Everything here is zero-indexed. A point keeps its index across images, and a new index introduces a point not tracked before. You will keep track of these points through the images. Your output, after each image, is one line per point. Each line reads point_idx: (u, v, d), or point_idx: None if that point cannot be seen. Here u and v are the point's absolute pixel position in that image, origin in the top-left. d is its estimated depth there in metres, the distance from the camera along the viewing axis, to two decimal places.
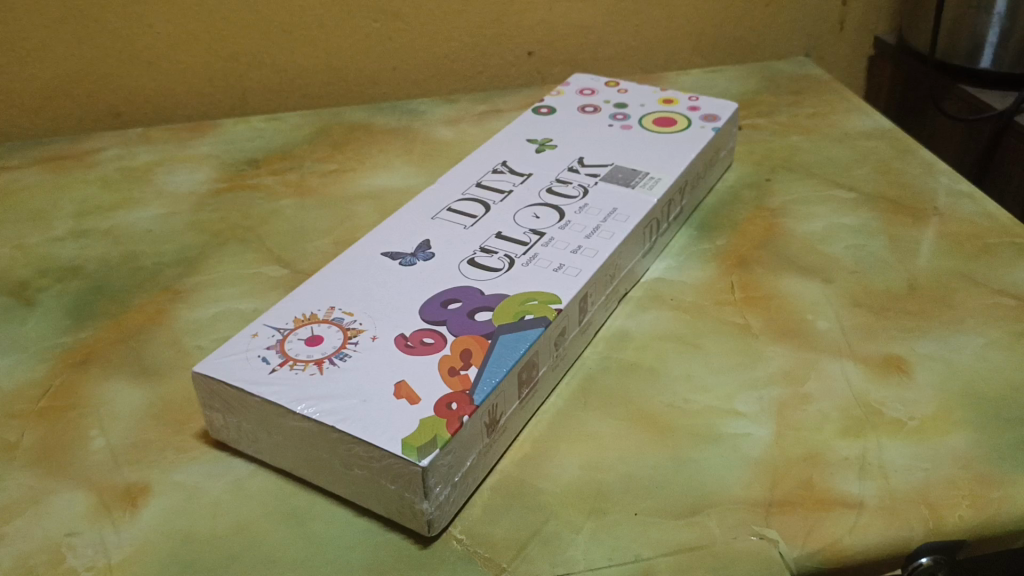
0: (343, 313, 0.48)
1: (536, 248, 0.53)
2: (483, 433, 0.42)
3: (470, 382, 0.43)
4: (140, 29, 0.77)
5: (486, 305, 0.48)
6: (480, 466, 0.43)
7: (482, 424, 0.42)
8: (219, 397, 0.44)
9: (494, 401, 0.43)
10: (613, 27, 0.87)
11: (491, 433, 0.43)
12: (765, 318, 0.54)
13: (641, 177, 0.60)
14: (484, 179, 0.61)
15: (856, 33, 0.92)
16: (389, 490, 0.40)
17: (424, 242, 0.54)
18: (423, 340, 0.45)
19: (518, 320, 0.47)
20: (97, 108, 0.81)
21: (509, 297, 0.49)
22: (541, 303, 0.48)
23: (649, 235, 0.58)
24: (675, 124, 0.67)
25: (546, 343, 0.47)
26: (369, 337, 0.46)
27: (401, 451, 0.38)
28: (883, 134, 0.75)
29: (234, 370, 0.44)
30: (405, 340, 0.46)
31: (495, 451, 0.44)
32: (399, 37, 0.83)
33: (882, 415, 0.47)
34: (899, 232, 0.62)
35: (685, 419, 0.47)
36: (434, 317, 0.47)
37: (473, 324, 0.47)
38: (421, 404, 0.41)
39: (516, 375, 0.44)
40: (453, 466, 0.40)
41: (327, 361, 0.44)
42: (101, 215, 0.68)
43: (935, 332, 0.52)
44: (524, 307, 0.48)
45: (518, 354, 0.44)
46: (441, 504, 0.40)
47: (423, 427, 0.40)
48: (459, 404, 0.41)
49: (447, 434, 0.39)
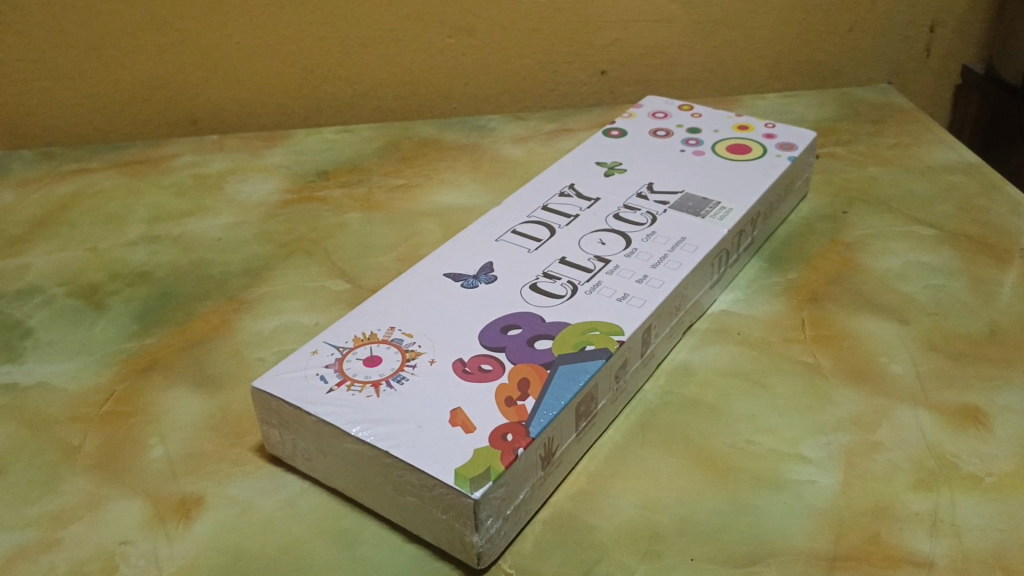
0: (402, 333, 0.48)
1: (600, 276, 0.52)
2: (538, 466, 0.42)
3: (527, 413, 0.42)
4: (219, 40, 0.79)
5: (547, 333, 0.47)
6: (533, 499, 0.42)
7: (538, 456, 0.41)
8: (276, 414, 0.44)
9: (551, 433, 0.42)
10: (690, 49, 0.85)
11: (547, 465, 0.42)
12: (837, 359, 0.52)
13: (712, 206, 0.58)
14: (551, 202, 0.60)
15: (943, 61, 0.89)
16: (440, 519, 0.40)
17: (487, 264, 0.54)
18: (481, 366, 0.45)
19: (579, 350, 0.46)
20: (175, 115, 0.83)
21: (571, 325, 0.48)
22: (603, 334, 0.47)
23: (718, 266, 0.56)
24: (749, 152, 0.65)
25: (606, 375, 0.46)
26: (428, 360, 0.46)
27: (453, 482, 0.38)
28: (968, 168, 0.72)
29: (292, 388, 0.44)
30: (463, 366, 0.45)
31: (550, 484, 0.43)
32: (472, 54, 0.83)
33: (957, 469, 0.44)
34: (982, 273, 0.59)
35: (748, 461, 0.45)
36: (494, 343, 0.47)
37: (532, 352, 0.46)
38: (476, 433, 0.40)
39: (574, 408, 0.43)
40: (506, 499, 0.40)
41: (384, 383, 0.44)
42: (173, 221, 0.69)
43: (1018, 383, 0.50)
44: (586, 337, 0.47)
45: (577, 387, 0.43)
46: (491, 537, 0.39)
47: (477, 457, 0.39)
48: (515, 436, 0.40)
49: (500, 467, 0.39)
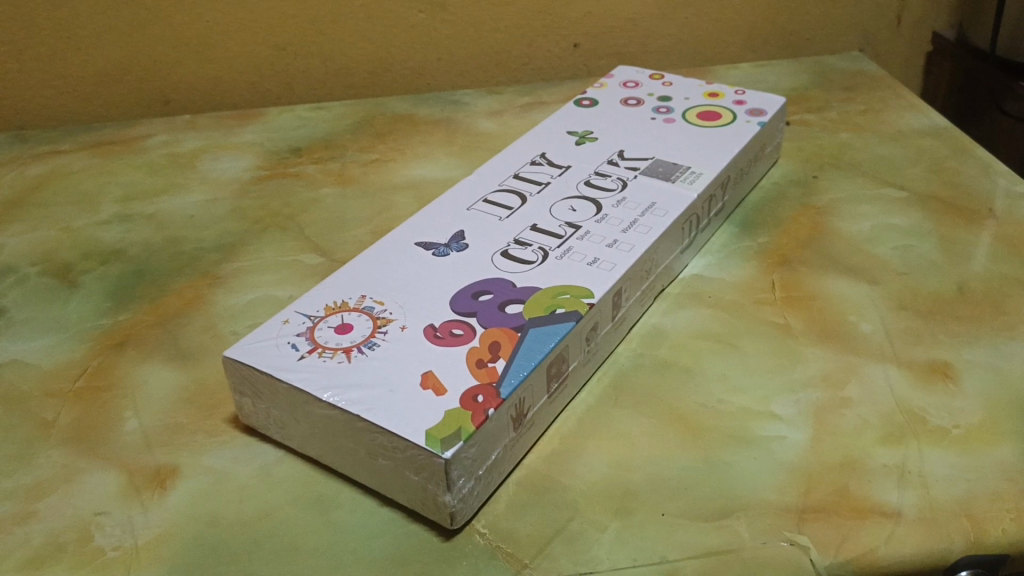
0: (374, 301, 0.48)
1: (571, 242, 0.52)
2: (509, 427, 0.42)
3: (497, 375, 0.42)
4: (190, 19, 0.78)
5: (518, 297, 0.47)
6: (506, 460, 0.43)
7: (509, 417, 0.42)
8: (248, 383, 0.44)
9: (522, 394, 0.42)
10: (662, 20, 0.85)
11: (518, 427, 0.43)
12: (807, 319, 0.52)
13: (682, 171, 0.59)
14: (522, 171, 0.61)
15: (914, 28, 0.89)
16: (412, 481, 0.40)
17: (458, 233, 0.54)
18: (452, 331, 0.45)
19: (549, 313, 0.46)
20: (147, 95, 0.82)
21: (542, 290, 0.48)
22: (573, 298, 0.47)
23: (689, 231, 0.56)
24: (720, 118, 0.65)
25: (577, 338, 0.46)
26: (399, 326, 0.46)
27: (424, 443, 0.38)
28: (939, 133, 0.72)
29: (264, 356, 0.44)
30: (434, 331, 0.45)
31: (522, 446, 0.44)
32: (444, 28, 0.82)
33: (926, 422, 0.45)
34: (951, 234, 0.59)
35: (719, 420, 0.46)
36: (465, 309, 0.47)
37: (503, 316, 0.46)
38: (447, 396, 0.41)
39: (544, 369, 0.44)
40: (478, 459, 0.40)
41: (355, 349, 0.44)
42: (146, 200, 0.69)
43: (985, 339, 0.50)
44: (556, 300, 0.47)
45: (547, 349, 0.44)
46: (464, 497, 0.40)
47: (448, 418, 0.39)
48: (486, 397, 0.41)
49: (471, 427, 0.39)
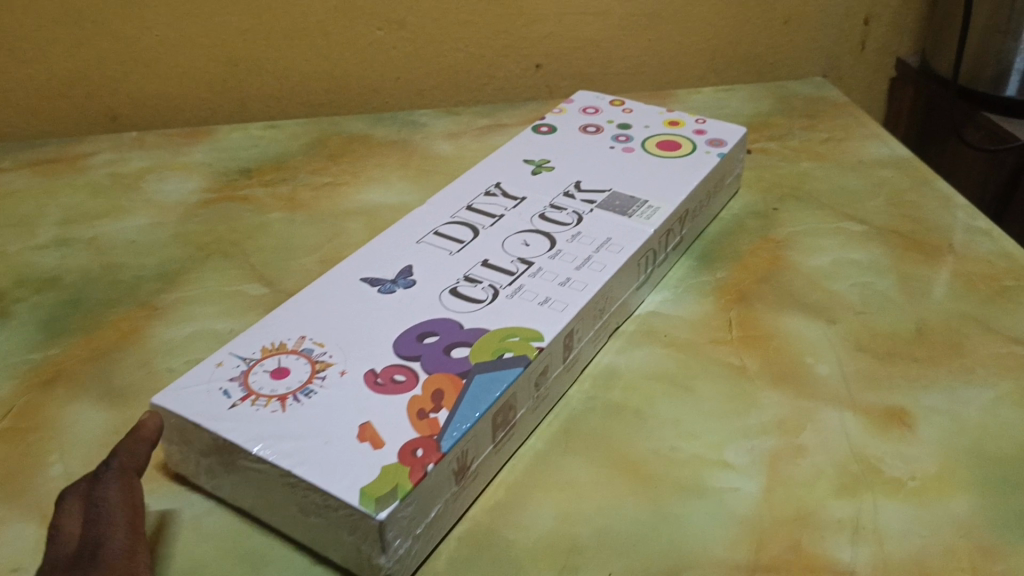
0: (313, 343, 0.46)
1: (522, 279, 0.50)
2: (451, 480, 0.40)
3: (439, 426, 0.40)
4: (138, 33, 0.75)
5: (464, 340, 0.46)
6: (448, 515, 0.41)
7: (450, 471, 0.40)
8: (176, 431, 0.42)
9: (465, 446, 0.40)
10: (625, 41, 0.84)
11: (461, 479, 0.41)
12: (763, 360, 0.51)
13: (639, 205, 0.57)
14: (475, 202, 0.59)
15: (877, 54, 0.89)
16: (345, 539, 0.38)
17: (406, 268, 0.52)
18: (394, 377, 0.43)
19: (496, 358, 0.44)
20: (94, 111, 0.79)
21: (490, 332, 0.46)
22: (522, 341, 0.45)
23: (645, 266, 0.55)
24: (679, 148, 0.64)
25: (525, 385, 0.44)
26: (338, 371, 0.44)
27: (358, 503, 0.36)
28: (900, 163, 0.71)
29: (193, 403, 0.41)
30: (375, 377, 0.43)
31: (465, 498, 0.42)
32: (403, 46, 0.81)
33: (880, 473, 0.44)
34: (911, 270, 0.59)
35: (671, 469, 0.44)
36: (408, 352, 0.45)
37: (448, 362, 0.44)
38: (385, 449, 0.39)
39: (489, 419, 0.42)
40: (416, 517, 0.38)
41: (291, 396, 0.42)
42: (86, 223, 0.66)
43: (943, 383, 0.49)
44: (504, 344, 0.45)
45: (492, 398, 0.42)
46: (400, 557, 0.38)
47: (384, 475, 0.37)
48: (425, 450, 0.39)
49: (409, 485, 0.37)
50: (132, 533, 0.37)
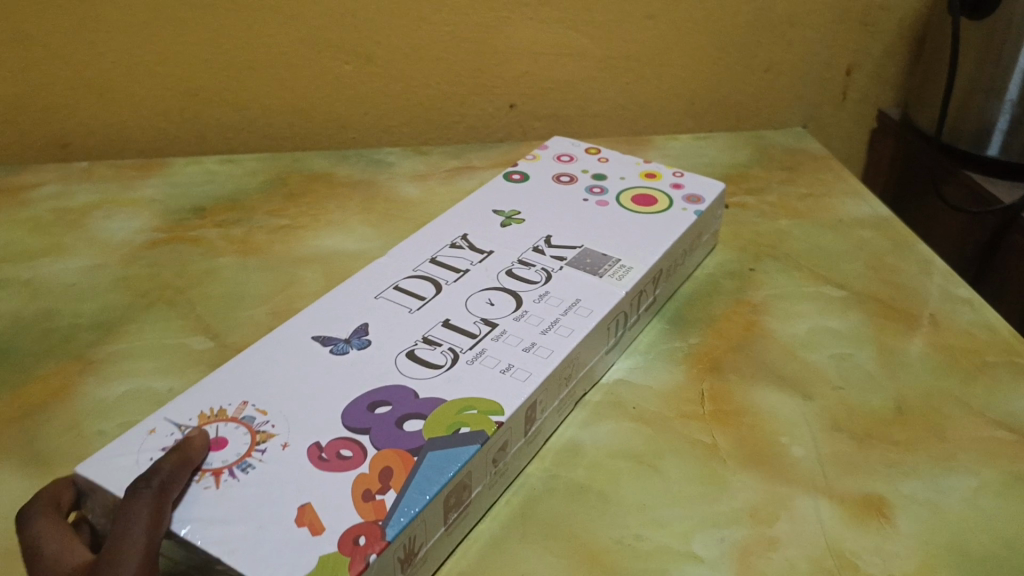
0: (255, 410, 0.42)
1: (485, 343, 0.47)
2: (396, 569, 0.37)
3: (385, 511, 0.37)
4: (91, 60, 0.72)
5: (418, 412, 0.42)
6: None
7: (396, 559, 0.36)
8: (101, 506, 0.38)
9: (413, 533, 0.37)
10: (601, 84, 0.82)
11: (407, 567, 0.38)
12: (735, 438, 0.48)
13: (611, 264, 0.54)
14: (440, 254, 0.56)
15: (858, 105, 0.87)
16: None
17: (361, 326, 0.49)
18: (340, 453, 0.40)
19: (451, 433, 0.41)
20: (43, 139, 0.76)
21: (446, 403, 0.43)
22: (481, 413, 0.42)
23: (614, 330, 0.52)
24: (655, 203, 0.61)
25: (481, 462, 0.41)
26: (280, 443, 0.40)
27: None
28: (879, 223, 0.69)
29: (118, 475, 0.38)
30: (319, 451, 0.40)
31: None
32: (372, 82, 0.78)
33: (857, 571, 0.41)
34: (890, 341, 0.56)
35: (635, 563, 0.41)
36: (358, 424, 0.42)
37: (400, 436, 0.41)
38: (324, 537, 0.35)
39: (441, 501, 0.39)
40: None
41: (227, 471, 0.38)
42: (23, 263, 0.62)
43: (922, 469, 0.47)
44: (461, 417, 0.42)
45: (445, 479, 0.39)
46: None
47: (322, 568, 0.34)
48: (368, 539, 0.35)
49: None
50: (152, 553, 0.34)
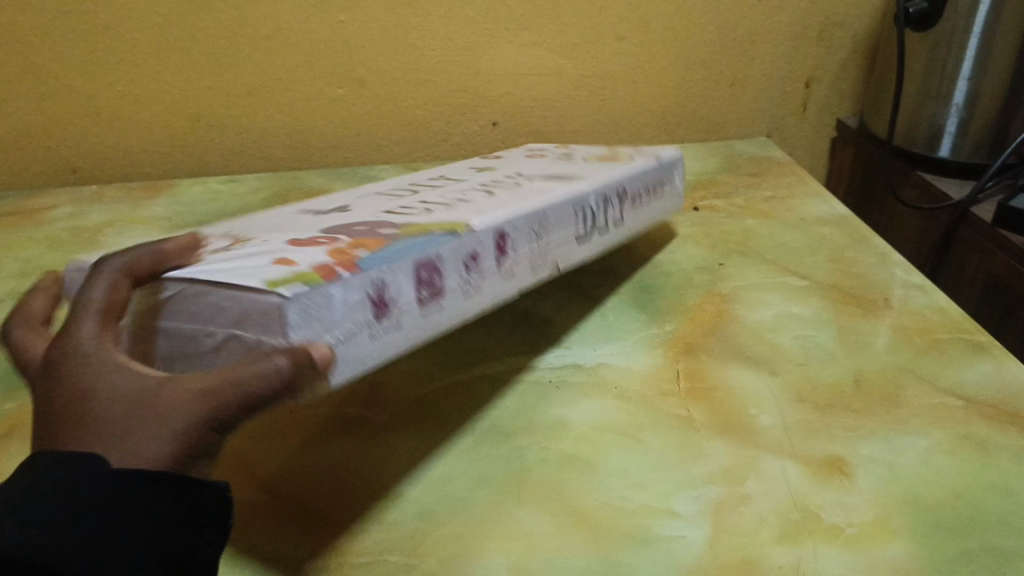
0: (242, 232, 0.47)
1: (457, 203, 0.52)
2: (367, 307, 0.39)
3: (357, 258, 0.40)
4: (100, 89, 0.77)
5: (392, 225, 0.47)
6: (367, 345, 0.39)
7: (366, 295, 0.39)
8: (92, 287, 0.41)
9: (383, 279, 0.40)
10: (579, 101, 0.88)
11: (379, 316, 0.40)
12: (709, 411, 0.53)
13: (574, 177, 0.59)
14: (420, 180, 0.62)
15: (819, 115, 0.94)
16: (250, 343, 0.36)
17: (344, 205, 0.54)
18: (320, 240, 0.44)
19: (426, 232, 0.45)
20: (55, 162, 0.80)
21: (420, 221, 0.47)
22: (449, 224, 0.47)
23: (582, 221, 0.56)
24: (616, 159, 0.66)
25: (452, 253, 0.45)
26: (263, 239, 0.44)
27: (260, 283, 0.36)
28: (839, 221, 0.75)
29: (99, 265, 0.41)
30: (299, 242, 0.44)
31: (389, 345, 0.41)
32: (363, 104, 0.83)
33: (820, 521, 0.45)
34: (850, 324, 0.61)
35: (620, 518, 0.45)
36: (336, 231, 0.46)
37: (378, 234, 0.45)
38: (300, 265, 0.39)
39: (410, 267, 0.42)
40: (327, 321, 0.37)
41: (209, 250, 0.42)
42: (44, 276, 0.66)
43: (879, 432, 0.51)
44: (431, 225, 0.46)
45: (415, 250, 0.42)
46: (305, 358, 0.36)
47: (294, 274, 0.37)
48: (341, 268, 0.39)
49: (315, 279, 0.37)
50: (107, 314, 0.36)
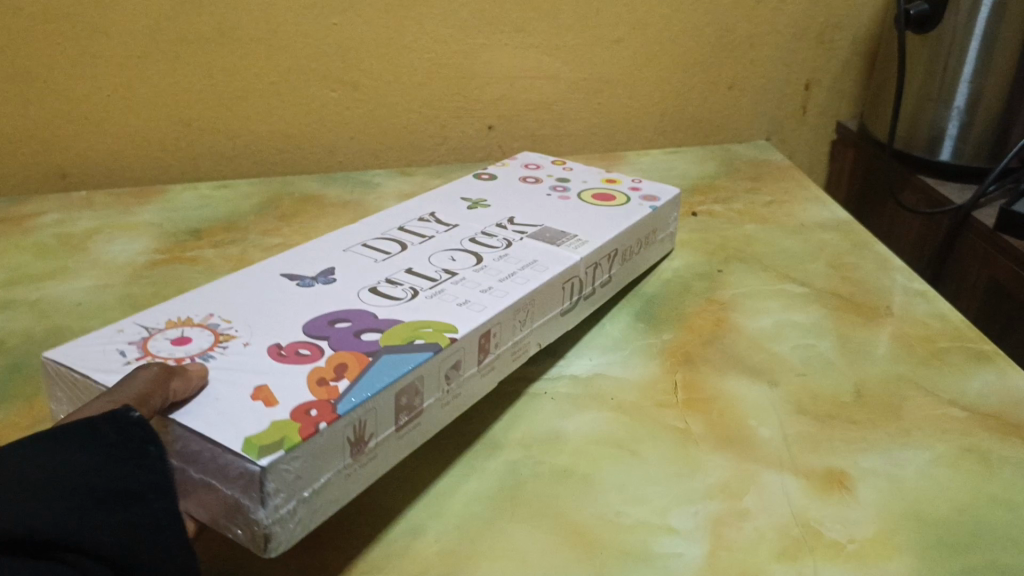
0: (221, 319, 0.46)
1: (444, 285, 0.51)
2: (346, 449, 0.39)
3: (338, 393, 0.39)
4: (89, 92, 0.75)
5: (376, 327, 0.46)
6: (340, 488, 0.39)
7: (345, 439, 0.39)
8: (71, 386, 0.41)
9: (363, 417, 0.40)
10: (576, 104, 0.87)
11: (356, 453, 0.40)
12: (707, 423, 0.52)
13: (568, 238, 0.58)
14: (408, 225, 0.60)
15: (818, 118, 0.93)
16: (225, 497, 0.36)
17: (328, 268, 0.53)
18: (298, 351, 0.43)
19: (407, 344, 0.44)
20: (41, 168, 0.78)
21: (404, 324, 0.46)
22: (435, 332, 0.45)
23: (570, 294, 0.56)
24: (613, 200, 0.65)
25: (434, 371, 0.44)
26: (241, 343, 0.44)
27: (240, 449, 0.35)
28: (838, 226, 0.74)
29: (85, 358, 0.42)
30: (279, 349, 0.43)
31: (361, 478, 0.40)
32: (356, 107, 0.82)
33: (820, 537, 0.44)
34: (850, 332, 0.60)
35: (617, 535, 0.44)
36: (318, 332, 0.45)
37: (356, 343, 0.44)
38: (278, 407, 0.38)
39: (391, 396, 0.41)
40: (303, 477, 0.37)
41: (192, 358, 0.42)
42: (30, 285, 0.65)
43: (880, 445, 0.50)
44: (416, 333, 0.45)
45: (395, 375, 0.41)
46: (280, 518, 0.36)
47: (272, 428, 0.36)
48: (319, 411, 0.38)
49: (297, 438, 0.36)
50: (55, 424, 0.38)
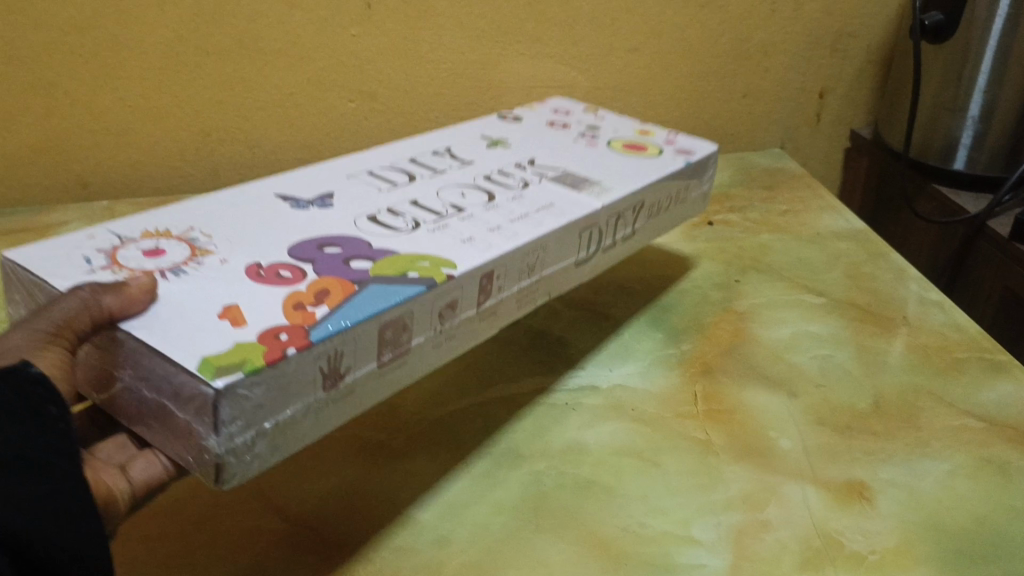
0: (200, 234, 0.46)
1: (449, 220, 0.50)
2: (317, 382, 0.38)
3: (314, 319, 0.38)
4: (111, 104, 0.76)
5: (367, 256, 0.45)
6: (309, 420, 0.38)
7: (318, 369, 0.38)
8: (25, 288, 0.42)
9: (340, 347, 0.38)
10: None
11: (329, 387, 0.39)
12: (728, 434, 0.53)
13: (589, 183, 0.57)
14: (423, 158, 0.61)
15: (832, 126, 0.94)
16: (179, 421, 0.35)
17: (328, 194, 0.53)
18: (279, 273, 0.43)
19: (400, 276, 0.43)
20: (63, 178, 0.79)
21: (400, 255, 0.45)
22: (431, 266, 0.44)
23: (588, 243, 0.55)
24: (645, 151, 0.65)
25: (423, 310, 0.43)
26: (218, 260, 0.43)
27: (195, 368, 0.34)
28: (855, 236, 0.75)
29: (49, 262, 0.42)
30: (257, 269, 0.43)
31: (332, 412, 0.40)
32: (374, 117, 0.82)
33: (842, 547, 0.44)
34: (867, 343, 0.61)
35: (641, 546, 0.44)
36: (303, 255, 0.45)
37: (343, 271, 0.43)
38: (246, 329, 0.37)
39: (373, 331, 0.40)
40: (264, 408, 0.36)
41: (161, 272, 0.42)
42: None
43: (900, 456, 0.51)
44: (411, 266, 0.44)
45: (381, 308, 0.40)
46: (235, 447, 0.35)
47: (235, 350, 0.35)
48: (289, 336, 0.37)
49: (259, 362, 0.35)
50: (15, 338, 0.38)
